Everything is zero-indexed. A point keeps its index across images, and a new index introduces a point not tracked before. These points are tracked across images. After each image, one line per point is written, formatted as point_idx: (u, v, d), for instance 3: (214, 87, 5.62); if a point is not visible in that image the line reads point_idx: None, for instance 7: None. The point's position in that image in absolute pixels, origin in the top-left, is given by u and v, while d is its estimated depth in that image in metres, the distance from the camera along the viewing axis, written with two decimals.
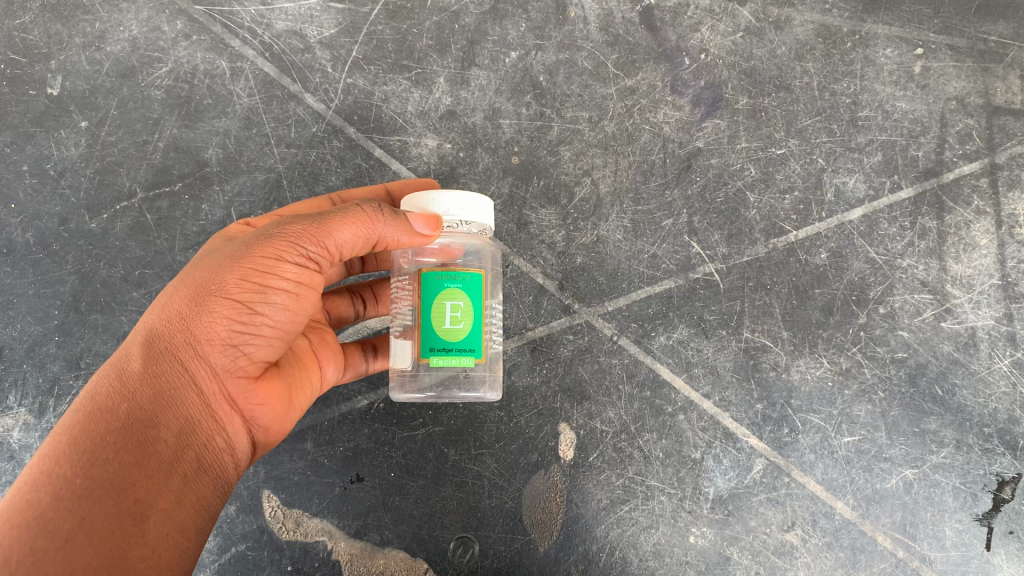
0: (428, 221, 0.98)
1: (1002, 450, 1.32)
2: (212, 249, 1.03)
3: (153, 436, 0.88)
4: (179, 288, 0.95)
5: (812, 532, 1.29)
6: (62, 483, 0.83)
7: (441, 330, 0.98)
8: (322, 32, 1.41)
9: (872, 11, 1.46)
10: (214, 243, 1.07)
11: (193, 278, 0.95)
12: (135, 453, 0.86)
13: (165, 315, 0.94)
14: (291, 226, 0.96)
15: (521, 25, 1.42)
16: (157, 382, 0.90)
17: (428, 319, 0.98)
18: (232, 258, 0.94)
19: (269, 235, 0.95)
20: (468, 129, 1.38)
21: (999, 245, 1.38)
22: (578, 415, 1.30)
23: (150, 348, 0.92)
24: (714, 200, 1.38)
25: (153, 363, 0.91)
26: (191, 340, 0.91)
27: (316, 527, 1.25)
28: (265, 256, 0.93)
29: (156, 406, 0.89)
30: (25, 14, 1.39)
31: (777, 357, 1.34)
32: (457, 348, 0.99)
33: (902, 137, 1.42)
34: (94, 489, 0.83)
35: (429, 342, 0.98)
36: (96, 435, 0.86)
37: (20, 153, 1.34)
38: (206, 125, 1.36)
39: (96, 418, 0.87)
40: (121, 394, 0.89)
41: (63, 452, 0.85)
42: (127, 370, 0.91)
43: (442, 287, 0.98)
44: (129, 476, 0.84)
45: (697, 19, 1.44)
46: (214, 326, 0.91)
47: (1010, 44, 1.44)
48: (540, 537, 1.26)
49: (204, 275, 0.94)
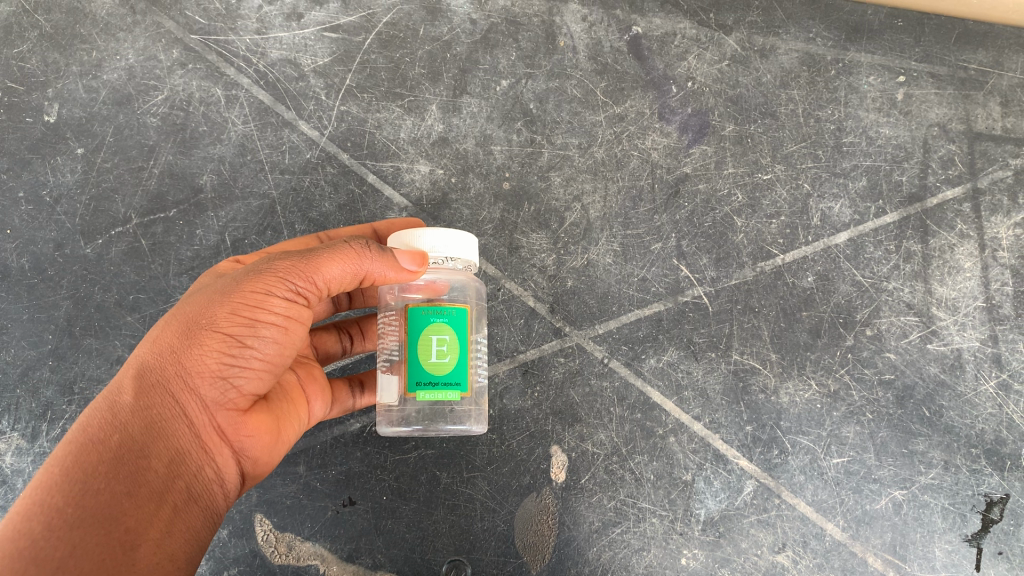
0: (413, 258, 1.01)
1: (989, 471, 1.34)
2: (203, 285, 1.05)
3: (144, 467, 0.89)
4: (172, 322, 0.97)
5: (802, 553, 1.30)
6: (54, 512, 0.83)
7: (427, 364, 0.99)
8: (316, 61, 1.43)
9: (854, 40, 1.48)
10: (207, 278, 1.09)
11: (185, 312, 0.97)
12: (127, 483, 0.87)
13: (157, 348, 0.95)
14: (281, 262, 0.98)
15: (511, 54, 1.44)
16: (149, 414, 0.91)
17: (415, 353, 0.99)
18: (224, 293, 0.96)
19: (259, 270, 0.97)
20: (459, 155, 1.40)
21: (983, 268, 1.41)
22: (569, 438, 1.31)
23: (142, 379, 0.93)
24: (701, 225, 1.40)
25: (144, 396, 0.92)
26: (182, 371, 0.92)
27: (308, 550, 1.25)
28: (254, 291, 0.95)
29: (147, 437, 0.90)
30: (22, 43, 1.41)
31: (765, 379, 1.35)
32: (442, 382, 1.00)
33: (886, 162, 1.44)
34: (86, 518, 0.83)
35: (416, 377, 0.99)
36: (89, 466, 0.87)
37: (16, 179, 1.36)
38: (201, 152, 1.38)
39: (88, 448, 0.88)
40: (113, 426, 0.90)
41: (55, 483, 0.85)
42: (120, 401, 0.92)
43: (427, 322, 1.00)
44: (122, 506, 0.85)
45: (683, 48, 1.47)
46: (204, 359, 0.92)
47: (989, 72, 1.48)
48: (532, 560, 1.27)
49: (195, 310, 0.96)
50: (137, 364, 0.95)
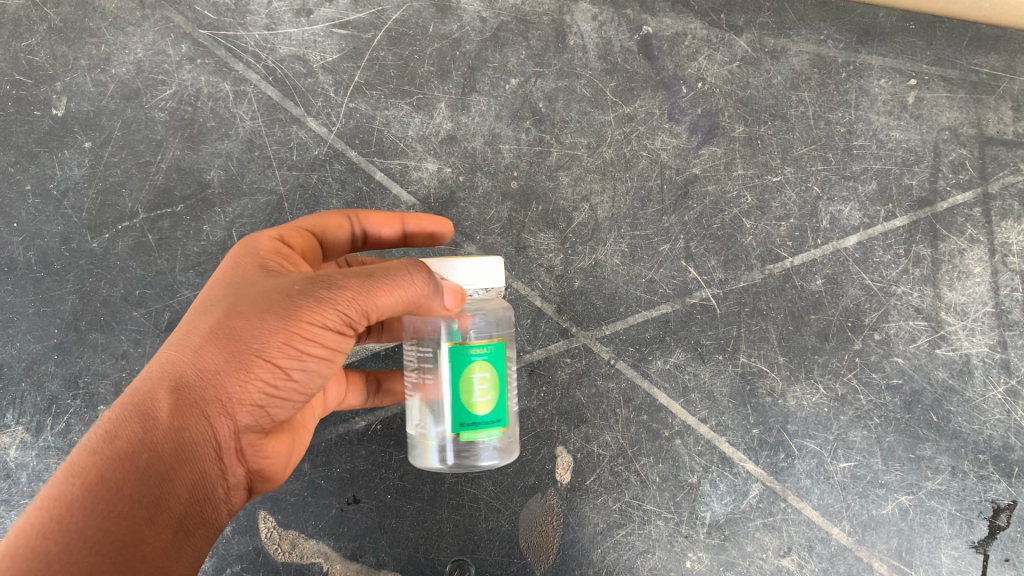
0: (454, 295, 1.00)
1: (996, 478, 1.33)
2: (246, 280, 0.94)
3: (169, 492, 0.85)
4: (214, 334, 0.87)
5: (808, 557, 1.29)
6: (72, 533, 0.80)
7: (470, 405, 0.98)
8: (325, 57, 1.43)
9: (866, 43, 1.48)
10: (248, 260, 0.98)
11: (233, 325, 0.88)
12: (149, 508, 0.83)
13: (195, 361, 0.87)
14: (342, 289, 0.90)
15: (521, 53, 1.44)
16: (181, 437, 0.85)
17: (457, 394, 0.98)
18: (277, 315, 0.87)
19: (319, 296, 0.89)
20: (468, 154, 1.40)
21: (992, 273, 1.40)
22: (575, 439, 1.31)
23: (177, 396, 0.86)
24: (710, 226, 1.39)
25: (178, 416, 0.85)
26: (226, 400, 0.87)
27: (311, 548, 1.25)
28: (309, 321, 0.88)
29: (176, 462, 0.85)
30: (30, 36, 1.40)
31: (773, 383, 1.35)
32: (484, 421, 1.00)
33: (896, 166, 1.44)
34: (104, 545, 0.80)
35: (460, 418, 0.98)
36: (113, 486, 0.82)
37: (23, 173, 1.35)
38: (208, 147, 1.38)
39: (111, 464, 0.83)
40: (142, 443, 0.84)
41: (74, 498, 0.81)
42: (153, 415, 0.85)
43: (468, 362, 0.98)
44: (141, 533, 0.82)
45: (694, 48, 1.47)
46: (246, 387, 0.87)
47: (1001, 76, 1.47)
48: (536, 561, 1.26)
49: (243, 326, 0.87)
50: (172, 372, 0.87)
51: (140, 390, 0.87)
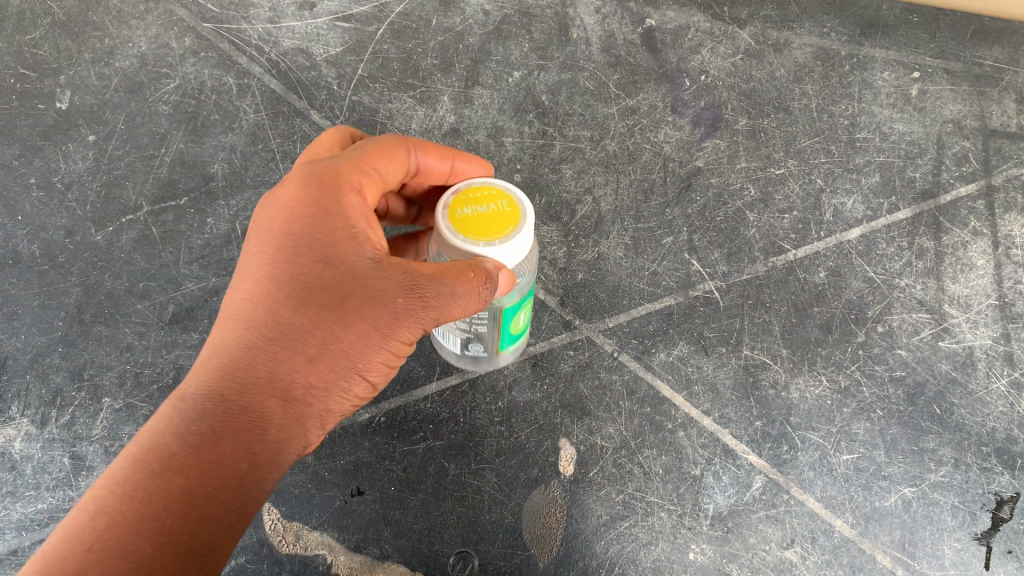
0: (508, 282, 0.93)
1: (1000, 470, 1.33)
2: (331, 275, 0.87)
3: (258, 498, 0.85)
4: (314, 342, 0.85)
5: (812, 549, 1.29)
6: (167, 544, 0.77)
7: (514, 329, 1.14)
8: (328, 50, 1.43)
9: (868, 36, 1.49)
10: (327, 233, 0.88)
11: (328, 339, 0.85)
12: (237, 515, 0.82)
13: (292, 368, 0.84)
14: (434, 307, 0.89)
15: (524, 46, 1.45)
16: (277, 445, 0.85)
17: (506, 329, 1.11)
18: (378, 331, 0.87)
19: (413, 313, 0.89)
20: (472, 147, 1.39)
21: (996, 266, 1.40)
22: (578, 431, 1.31)
23: (266, 407, 0.84)
24: (713, 219, 1.39)
25: (275, 424, 0.84)
26: (317, 414, 0.88)
27: (315, 540, 1.24)
28: (402, 335, 0.90)
29: (268, 470, 0.85)
30: (36, 30, 1.42)
31: (776, 375, 1.35)
32: (521, 330, 1.20)
33: (899, 159, 1.44)
34: (205, 554, 0.79)
35: (506, 339, 1.16)
36: (209, 495, 0.80)
37: (28, 165, 1.36)
38: (212, 140, 1.38)
39: (208, 472, 0.80)
40: (242, 452, 0.82)
41: (170, 507, 0.78)
42: (260, 423, 0.83)
43: (516, 310, 1.07)
44: (232, 539, 0.82)
45: (696, 41, 1.47)
46: (338, 398, 0.89)
47: (1005, 69, 1.47)
48: (540, 552, 1.25)
49: (346, 338, 0.86)
50: (260, 378, 0.83)
51: (222, 391, 0.83)
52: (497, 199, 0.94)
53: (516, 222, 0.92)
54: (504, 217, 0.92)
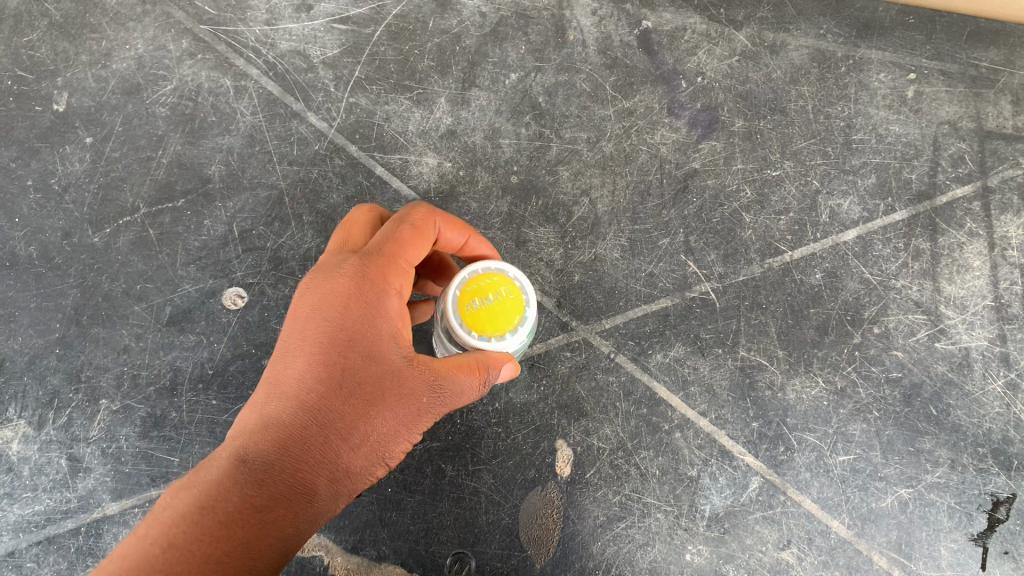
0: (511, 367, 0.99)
1: (996, 471, 1.33)
2: (375, 369, 0.91)
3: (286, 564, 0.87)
4: (354, 426, 0.89)
5: (807, 550, 1.29)
6: None
7: None
8: (325, 52, 1.43)
9: (865, 37, 1.48)
10: (365, 318, 0.92)
11: (368, 428, 0.90)
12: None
13: (331, 450, 0.88)
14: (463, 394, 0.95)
15: (520, 48, 1.45)
16: (310, 518, 0.88)
17: None
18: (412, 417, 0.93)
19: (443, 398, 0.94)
20: (468, 148, 1.40)
21: (992, 267, 1.40)
22: (575, 432, 1.31)
23: (308, 485, 0.87)
24: (709, 220, 1.40)
25: (310, 501, 0.87)
26: (349, 495, 0.92)
27: (312, 541, 1.25)
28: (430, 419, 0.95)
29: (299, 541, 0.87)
30: (32, 32, 1.41)
31: (772, 376, 1.35)
32: None
33: (895, 160, 1.44)
34: None
35: None
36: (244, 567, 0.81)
37: (25, 167, 1.36)
38: (209, 142, 1.38)
39: (242, 546, 0.81)
40: (279, 526, 0.85)
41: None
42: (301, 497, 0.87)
43: None
44: None
45: (693, 43, 1.47)
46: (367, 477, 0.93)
47: (1001, 70, 1.47)
48: (536, 554, 1.26)
49: (382, 423, 0.91)
50: (308, 458, 0.87)
51: (273, 462, 0.86)
52: (499, 286, 0.94)
53: (521, 311, 0.93)
54: (510, 307, 0.93)
